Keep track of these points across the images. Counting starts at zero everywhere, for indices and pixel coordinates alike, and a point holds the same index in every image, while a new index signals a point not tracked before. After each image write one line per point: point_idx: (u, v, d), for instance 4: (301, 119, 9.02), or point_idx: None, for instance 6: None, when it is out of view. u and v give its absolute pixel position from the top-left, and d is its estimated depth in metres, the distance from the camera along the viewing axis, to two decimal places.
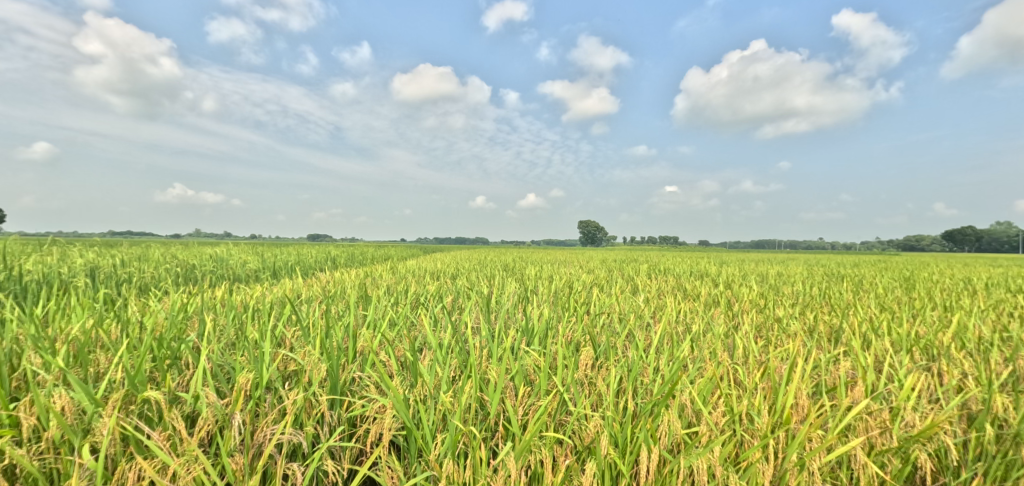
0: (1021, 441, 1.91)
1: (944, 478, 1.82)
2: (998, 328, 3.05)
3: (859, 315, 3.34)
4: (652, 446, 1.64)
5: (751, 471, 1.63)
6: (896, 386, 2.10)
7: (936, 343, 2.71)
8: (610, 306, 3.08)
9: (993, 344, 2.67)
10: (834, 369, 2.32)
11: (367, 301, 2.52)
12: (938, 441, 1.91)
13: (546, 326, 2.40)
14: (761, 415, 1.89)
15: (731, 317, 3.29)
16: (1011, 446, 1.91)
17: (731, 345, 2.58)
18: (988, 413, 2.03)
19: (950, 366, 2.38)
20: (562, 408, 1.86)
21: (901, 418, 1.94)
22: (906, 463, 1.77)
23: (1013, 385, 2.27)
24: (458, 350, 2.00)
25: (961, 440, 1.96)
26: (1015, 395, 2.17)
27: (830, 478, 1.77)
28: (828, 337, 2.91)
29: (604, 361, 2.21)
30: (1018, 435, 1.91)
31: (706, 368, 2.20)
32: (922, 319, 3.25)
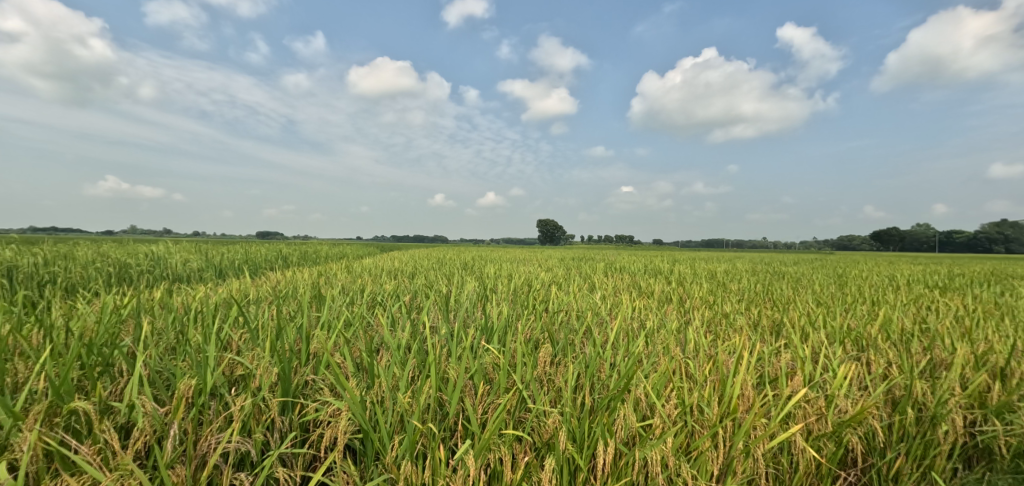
0: (937, 422, 2.09)
1: (873, 459, 1.97)
2: (918, 320, 3.32)
3: (799, 310, 3.54)
4: (609, 439, 1.68)
5: (701, 459, 1.70)
6: (831, 375, 2.24)
7: (865, 335, 2.92)
8: (568, 304, 3.12)
9: (915, 335, 2.91)
10: (776, 360, 2.46)
11: (320, 302, 2.44)
12: (867, 425, 2.06)
13: (505, 324, 2.40)
14: (710, 405, 1.97)
15: (683, 313, 3.42)
16: (930, 426, 2.09)
17: (683, 340, 2.68)
18: (912, 398, 2.21)
19: (877, 356, 2.56)
20: (521, 405, 1.87)
21: (835, 405, 2.08)
22: (840, 447, 1.90)
23: (931, 372, 2.48)
24: (416, 350, 1.96)
25: (887, 423, 2.12)
26: (932, 380, 2.37)
27: (772, 463, 1.87)
28: (771, 331, 3.07)
29: (562, 358, 2.23)
30: (935, 417, 2.09)
31: (659, 362, 2.27)
32: (853, 313, 3.49)
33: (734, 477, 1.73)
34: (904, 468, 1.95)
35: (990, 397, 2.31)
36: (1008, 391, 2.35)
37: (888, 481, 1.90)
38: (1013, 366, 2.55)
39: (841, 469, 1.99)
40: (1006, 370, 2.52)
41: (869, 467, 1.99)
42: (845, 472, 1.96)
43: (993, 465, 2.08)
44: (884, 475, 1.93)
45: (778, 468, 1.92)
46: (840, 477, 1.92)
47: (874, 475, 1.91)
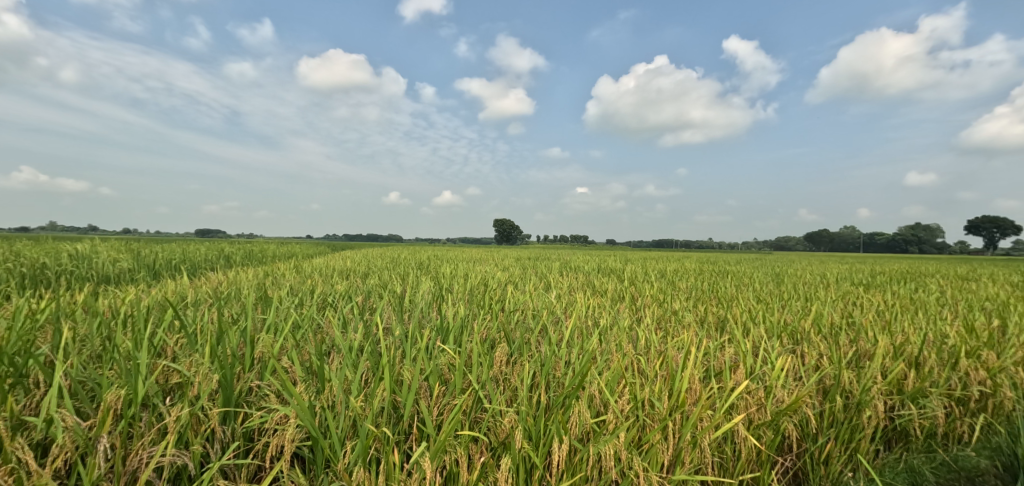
0: (862, 408, 2.26)
1: (806, 445, 2.11)
2: (845, 315, 3.58)
3: (741, 306, 3.74)
4: (564, 436, 1.70)
5: (652, 452, 1.76)
6: (770, 368, 2.37)
7: (800, 329, 3.12)
8: (524, 303, 3.14)
9: (842, 328, 3.13)
10: (721, 354, 2.57)
11: (266, 303, 2.32)
12: (802, 414, 2.20)
13: (461, 324, 2.38)
14: (660, 399, 2.03)
15: (634, 311, 3.52)
16: (855, 412, 2.26)
17: (634, 336, 2.76)
18: (841, 387, 2.38)
19: (810, 349, 2.74)
20: (477, 405, 1.85)
21: (774, 395, 2.21)
22: (778, 434, 2.02)
23: (857, 362, 2.68)
24: (369, 352, 1.90)
25: (819, 411, 2.27)
26: (857, 370, 2.56)
27: (717, 452, 1.96)
28: (716, 327, 3.22)
29: (518, 357, 2.24)
30: (860, 403, 2.26)
31: (612, 359, 2.32)
32: (789, 309, 3.72)
33: (682, 467, 1.80)
34: (833, 451, 2.11)
35: (907, 383, 2.53)
36: (922, 378, 2.58)
37: (819, 464, 2.04)
38: (925, 355, 2.80)
39: (779, 456, 2.11)
40: (919, 359, 2.77)
41: (803, 452, 2.13)
42: (782, 457, 2.09)
43: (909, 444, 2.31)
44: (816, 458, 2.07)
45: (722, 457, 2.02)
46: (778, 463, 2.04)
47: (808, 460, 2.04)
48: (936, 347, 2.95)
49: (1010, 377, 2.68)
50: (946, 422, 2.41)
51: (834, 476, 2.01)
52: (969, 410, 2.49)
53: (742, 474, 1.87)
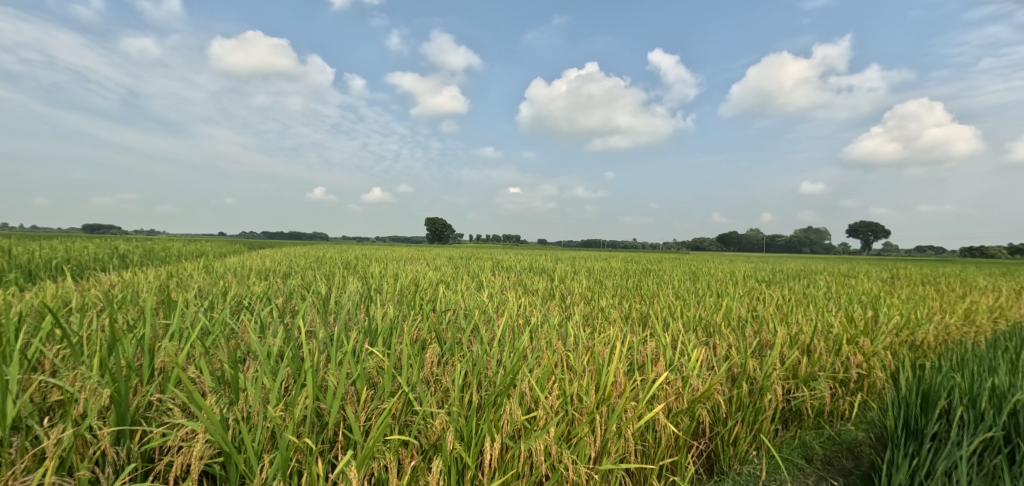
0: (764, 393, 2.49)
1: (718, 429, 2.29)
2: (751, 309, 3.91)
3: (661, 303, 3.96)
4: (496, 435, 1.70)
5: (580, 445, 1.82)
6: (687, 359, 2.53)
7: (713, 323, 3.36)
8: (455, 302, 3.10)
9: (748, 321, 3.42)
10: (643, 348, 2.70)
11: (170, 308, 2.11)
12: (714, 402, 2.37)
13: (390, 325, 2.30)
14: (588, 393, 2.09)
15: (563, 308, 3.62)
16: (759, 397, 2.49)
17: (564, 333, 2.83)
18: (747, 375, 2.60)
19: (722, 341, 2.96)
20: (407, 408, 1.80)
21: (690, 384, 2.35)
22: (694, 420, 2.17)
23: (760, 352, 2.94)
24: (290, 358, 1.78)
25: (729, 397, 2.46)
26: (761, 358, 2.81)
27: (640, 440, 2.07)
28: (639, 322, 3.39)
29: (449, 358, 2.21)
30: (762, 389, 2.49)
31: (543, 356, 2.34)
32: (703, 304, 4.00)
33: (609, 457, 1.88)
34: (740, 433, 2.33)
35: (800, 368, 2.82)
36: (813, 364, 2.88)
37: (729, 446, 2.27)
38: (816, 342, 3.13)
39: (694, 440, 2.28)
40: (811, 346, 3.09)
41: (715, 435, 2.32)
42: (698, 441, 2.27)
43: (802, 422, 2.64)
44: (726, 440, 2.29)
45: (645, 445, 2.13)
46: (694, 447, 2.22)
47: (719, 442, 2.26)
48: (825, 335, 3.31)
49: (881, 360, 3.08)
50: (831, 401, 2.77)
51: (741, 455, 2.27)
52: (850, 390, 2.88)
53: (662, 460, 2.00)
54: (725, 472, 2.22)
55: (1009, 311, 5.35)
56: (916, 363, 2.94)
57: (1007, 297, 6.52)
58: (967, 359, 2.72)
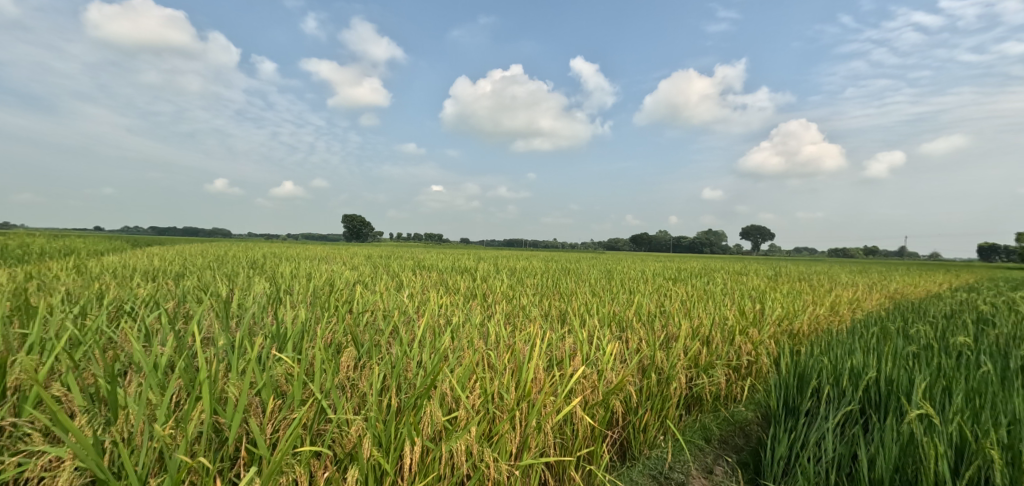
0: (670, 382, 2.67)
1: (630, 418, 2.42)
2: (659, 304, 4.18)
3: (578, 300, 4.10)
4: (416, 438, 1.65)
5: (501, 442, 1.82)
6: (603, 354, 2.63)
7: (625, 318, 3.54)
8: (373, 303, 2.98)
9: (657, 316, 3.64)
10: (561, 344, 2.76)
11: (28, 316, 1.81)
12: (627, 393, 2.49)
13: (301, 328, 2.15)
14: (508, 391, 2.10)
15: (485, 307, 3.62)
16: (666, 386, 2.66)
17: (485, 332, 2.82)
18: (656, 366, 2.77)
19: (634, 335, 3.11)
20: (320, 417, 1.69)
21: (604, 377, 2.45)
22: (608, 411, 2.27)
23: (667, 344, 3.15)
24: (183, 368, 1.60)
25: (640, 388, 2.60)
26: (668, 350, 3.00)
27: (559, 434, 2.12)
28: (558, 319, 3.48)
29: (367, 361, 2.10)
30: (669, 379, 2.66)
31: (464, 355, 2.31)
32: (617, 301, 4.20)
33: (529, 452, 1.91)
34: (649, 420, 2.49)
35: (701, 358, 3.06)
36: (712, 354, 3.14)
37: (640, 433, 2.41)
38: (714, 334, 3.41)
39: (609, 429, 2.39)
40: (710, 337, 3.36)
41: (628, 424, 2.45)
42: (612, 430, 2.38)
43: (702, 407, 2.88)
44: (637, 428, 2.43)
45: (563, 437, 2.20)
46: (609, 436, 2.32)
47: (631, 430, 2.39)
48: (721, 326, 3.62)
49: (767, 348, 3.43)
50: (725, 386, 3.05)
51: (650, 440, 2.43)
52: (741, 375, 3.19)
53: (580, 451, 2.07)
54: (636, 457, 2.36)
55: (864, 302, 6.23)
56: (795, 349, 3.31)
57: (863, 290, 7.60)
58: (834, 344, 3.11)
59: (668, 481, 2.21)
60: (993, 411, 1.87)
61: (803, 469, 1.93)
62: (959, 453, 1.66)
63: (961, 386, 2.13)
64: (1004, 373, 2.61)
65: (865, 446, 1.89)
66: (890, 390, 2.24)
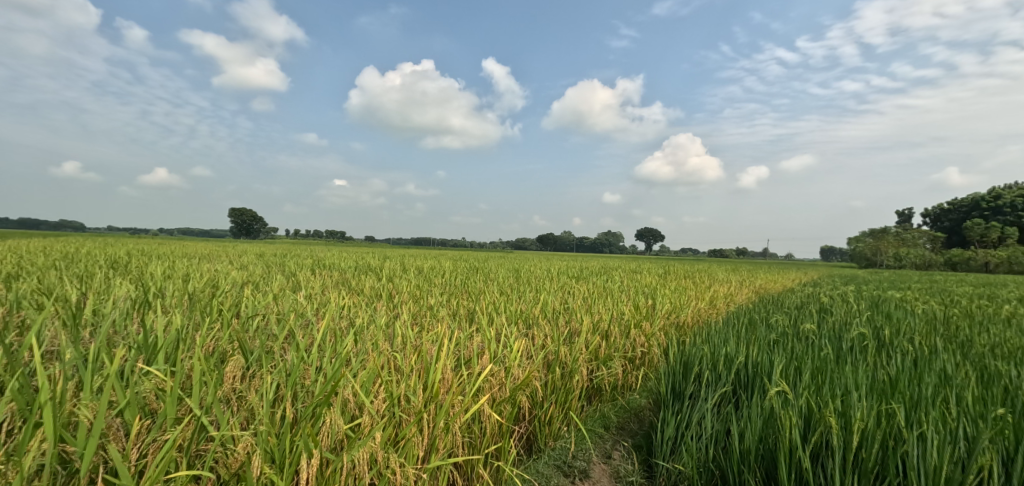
0: (573, 375, 2.77)
1: (536, 412, 2.47)
2: (563, 302, 4.33)
3: (487, 299, 4.11)
4: (314, 450, 1.52)
5: (408, 446, 1.75)
6: (510, 351, 2.65)
7: (531, 315, 3.61)
8: (264, 305, 2.72)
9: (562, 313, 3.76)
10: (469, 343, 2.72)
11: None
12: (534, 389, 2.53)
13: (175, 336, 1.88)
14: (415, 393, 2.01)
15: (391, 308, 3.48)
16: (569, 379, 2.76)
17: (390, 334, 2.70)
18: (560, 361, 2.85)
19: (540, 331, 3.18)
20: (200, 436, 1.49)
21: (511, 373, 2.46)
22: (515, 407, 2.29)
23: (571, 339, 3.26)
24: (15, 390, 1.32)
25: (545, 383, 2.66)
26: (572, 345, 3.11)
27: (466, 433, 2.09)
28: (466, 318, 3.45)
29: (256, 369, 1.90)
30: (572, 372, 2.76)
31: (368, 359, 2.19)
32: (524, 299, 4.28)
33: (437, 454, 1.86)
34: (553, 413, 2.56)
35: (601, 351, 3.22)
36: (611, 347, 3.32)
37: (545, 426, 2.47)
38: (613, 328, 3.60)
39: (516, 425, 2.42)
40: (609, 331, 3.55)
41: (534, 418, 2.50)
42: (519, 425, 2.41)
43: (602, 397, 3.04)
44: (542, 421, 2.48)
45: (470, 436, 2.17)
46: (515, 431, 2.34)
47: (537, 423, 2.44)
48: (619, 320, 3.84)
49: (658, 340, 3.70)
50: (622, 376, 3.25)
51: (554, 431, 2.51)
52: (636, 365, 3.41)
53: (488, 448, 2.07)
54: (542, 450, 2.42)
55: (736, 297, 7.01)
56: (681, 340, 3.61)
57: (735, 286, 8.57)
58: (713, 334, 3.45)
59: (571, 470, 2.28)
60: (833, 384, 2.18)
61: (686, 447, 2.10)
62: (807, 420, 1.90)
63: (810, 366, 2.47)
64: (840, 353, 3.08)
65: (736, 421, 2.11)
66: (756, 371, 2.53)
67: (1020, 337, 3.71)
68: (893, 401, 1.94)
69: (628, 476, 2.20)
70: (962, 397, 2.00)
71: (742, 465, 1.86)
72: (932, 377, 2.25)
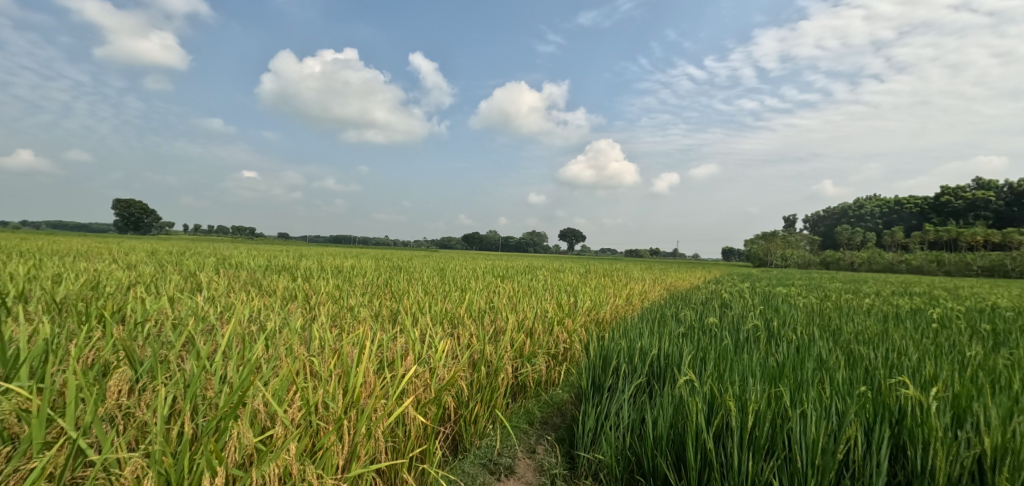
0: (498, 373, 2.77)
1: (462, 411, 2.43)
2: (488, 301, 4.33)
3: (411, 299, 4.00)
4: (219, 468, 1.37)
5: (326, 456, 1.63)
6: (435, 351, 2.58)
7: (457, 315, 3.57)
8: (157, 310, 2.42)
9: (488, 312, 3.76)
10: (393, 345, 2.62)
11: None
12: (459, 388, 2.49)
13: (43, 348, 1.61)
14: (335, 399, 1.89)
15: (306, 310, 3.26)
16: (494, 377, 2.76)
17: (306, 337, 2.52)
18: (486, 360, 2.83)
19: (465, 330, 3.14)
20: (76, 461, 1.28)
21: (436, 374, 2.40)
22: (441, 408, 2.24)
23: (496, 337, 3.26)
24: None
25: (471, 382, 2.63)
26: (497, 343, 3.11)
27: (390, 438, 2.00)
28: (388, 319, 3.33)
29: (148, 382, 1.68)
30: (497, 370, 2.76)
31: (281, 365, 2.02)
32: (449, 298, 4.22)
33: (358, 461, 1.77)
34: (479, 412, 2.54)
35: (525, 348, 3.26)
36: (535, 344, 3.37)
37: (471, 425, 2.45)
38: (536, 325, 3.66)
39: (441, 425, 2.37)
40: (533, 329, 3.60)
41: (459, 417, 2.46)
42: (444, 426, 2.36)
43: (526, 393, 3.07)
44: (468, 421, 2.45)
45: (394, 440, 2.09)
46: (441, 432, 2.29)
47: (463, 423, 2.41)
48: (542, 318, 3.91)
49: (579, 336, 3.81)
50: (546, 372, 3.31)
51: (480, 430, 2.49)
52: (558, 361, 3.49)
53: (412, 451, 2.00)
54: (467, 449, 2.39)
55: (649, 293, 7.44)
56: (600, 335, 3.75)
57: (649, 284, 9.11)
58: (629, 329, 3.63)
59: (497, 467, 2.27)
60: (733, 371, 2.37)
61: (606, 436, 2.18)
62: (710, 405, 2.04)
63: (714, 356, 2.66)
64: (739, 343, 3.37)
65: (650, 409, 2.22)
66: (667, 363, 2.68)
67: (877, 325, 4.30)
68: (781, 384, 2.15)
69: (552, 469, 2.24)
70: (839, 378, 2.26)
71: (656, 450, 1.96)
72: (814, 363, 2.52)
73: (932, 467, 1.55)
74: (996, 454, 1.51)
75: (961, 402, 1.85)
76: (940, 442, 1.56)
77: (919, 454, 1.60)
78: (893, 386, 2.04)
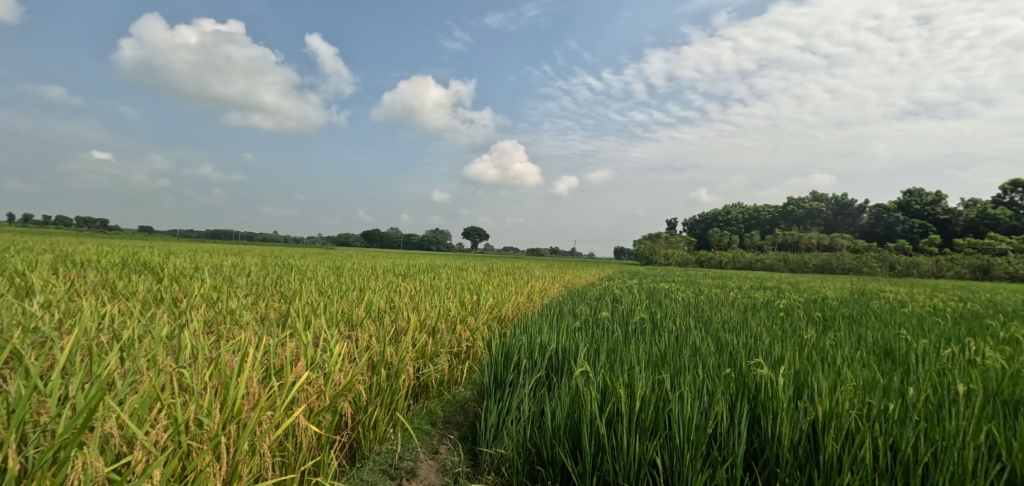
0: (398, 375, 2.66)
1: (360, 417, 2.29)
2: (389, 300, 4.16)
3: (303, 300, 3.70)
4: None
5: (200, 478, 1.43)
6: (329, 354, 2.39)
7: (354, 315, 3.37)
8: None
9: (388, 312, 3.60)
10: (280, 351, 2.38)
11: None
12: (356, 393, 2.34)
13: None
14: (210, 415, 1.66)
15: (176, 315, 2.85)
16: (395, 379, 2.64)
17: (174, 347, 2.19)
18: (385, 362, 2.70)
19: (364, 332, 2.96)
20: None
21: (331, 379, 2.23)
22: (336, 415, 2.09)
23: (396, 337, 3.13)
24: None
25: (368, 385, 2.49)
26: (397, 344, 2.99)
27: (277, 452, 1.81)
28: (276, 322, 3.04)
29: None
30: (396, 372, 2.65)
31: (140, 380, 1.73)
32: (347, 298, 3.98)
33: (238, 482, 1.57)
34: (378, 416, 2.42)
35: (427, 348, 3.18)
36: (437, 343, 3.30)
37: (369, 430, 2.32)
38: (439, 324, 3.59)
39: (337, 434, 2.21)
40: (435, 328, 3.52)
41: (357, 424, 2.31)
42: (340, 434, 2.21)
43: (428, 393, 3.00)
44: (366, 426, 2.32)
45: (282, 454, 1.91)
46: (336, 441, 2.14)
47: (361, 429, 2.28)
48: (445, 317, 3.85)
49: (480, 334, 3.81)
50: (448, 370, 3.26)
51: (379, 435, 2.36)
52: (460, 359, 3.46)
53: (304, 464, 1.83)
54: (366, 456, 2.26)
55: (550, 291, 7.73)
56: (501, 332, 3.79)
57: (550, 281, 9.47)
58: (528, 325, 3.71)
59: (398, 472, 2.18)
60: (624, 361, 2.52)
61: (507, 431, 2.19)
62: (604, 393, 2.14)
63: (607, 348, 2.82)
64: (628, 335, 3.61)
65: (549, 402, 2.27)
66: (565, 355, 2.78)
67: (739, 314, 4.92)
68: (664, 370, 2.33)
69: (454, 468, 2.20)
70: (712, 363, 2.51)
71: (555, 440, 2.00)
72: (691, 351, 2.78)
73: (782, 435, 1.77)
74: (828, 420, 1.77)
75: (802, 377, 2.14)
76: (795, 416, 1.78)
77: (774, 426, 1.82)
78: (753, 367, 2.32)
